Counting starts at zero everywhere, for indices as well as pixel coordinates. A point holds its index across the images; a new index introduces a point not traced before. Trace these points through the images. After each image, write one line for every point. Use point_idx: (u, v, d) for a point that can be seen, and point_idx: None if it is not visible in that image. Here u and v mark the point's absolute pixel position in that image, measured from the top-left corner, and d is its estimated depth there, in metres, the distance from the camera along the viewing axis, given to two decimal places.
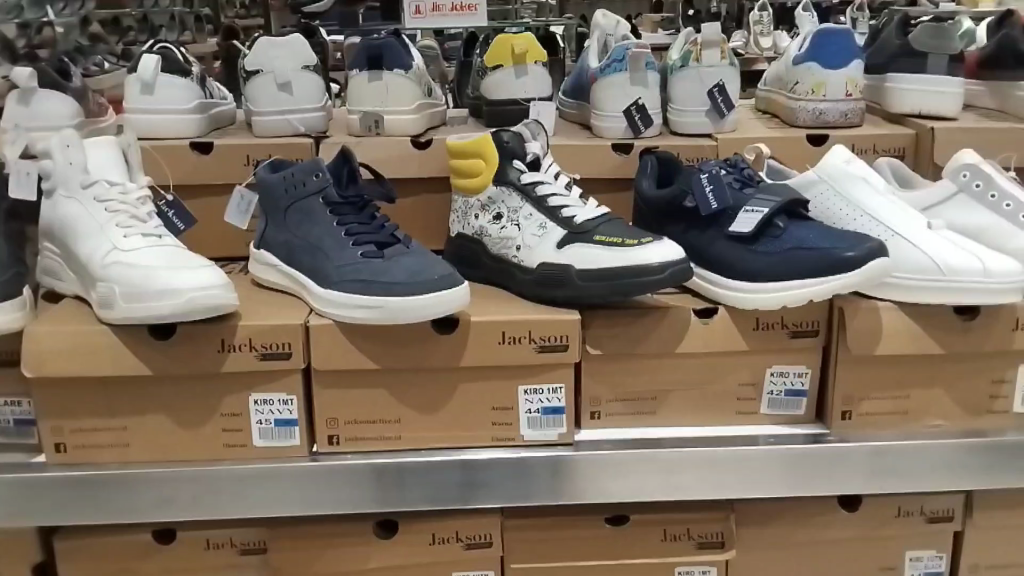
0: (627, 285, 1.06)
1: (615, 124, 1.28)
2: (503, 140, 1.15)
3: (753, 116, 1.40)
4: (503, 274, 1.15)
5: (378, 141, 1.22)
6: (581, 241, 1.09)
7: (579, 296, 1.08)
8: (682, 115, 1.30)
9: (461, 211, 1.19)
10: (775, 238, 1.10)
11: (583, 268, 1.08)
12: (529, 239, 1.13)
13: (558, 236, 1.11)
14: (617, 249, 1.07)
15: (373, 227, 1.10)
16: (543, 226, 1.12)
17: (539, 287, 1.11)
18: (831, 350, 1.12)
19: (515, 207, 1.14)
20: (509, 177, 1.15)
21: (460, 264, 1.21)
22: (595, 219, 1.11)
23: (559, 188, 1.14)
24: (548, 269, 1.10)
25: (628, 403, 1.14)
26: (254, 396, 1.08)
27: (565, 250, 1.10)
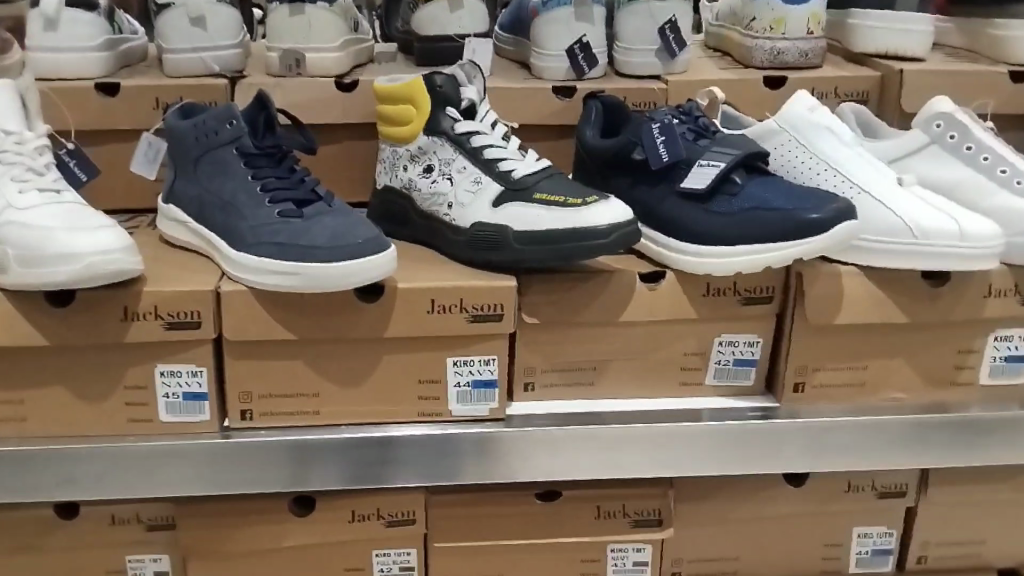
0: (568, 248, 0.97)
1: (556, 64, 1.21)
2: (434, 83, 1.05)
3: (704, 53, 1.31)
4: (435, 234, 1.07)
5: (297, 84, 1.14)
6: (520, 199, 1.00)
7: (515, 260, 0.99)
8: (630, 54, 1.21)
9: (390, 162, 1.10)
10: (732, 196, 1.00)
11: (521, 228, 0.98)
12: (463, 196, 1.04)
13: (494, 192, 1.02)
14: (558, 208, 0.98)
15: (291, 182, 0.99)
16: (478, 180, 1.03)
17: (471, 249, 1.02)
18: (786, 318, 1.04)
19: (447, 158, 1.05)
20: (442, 126, 1.05)
21: (387, 219, 1.12)
22: (535, 175, 1.02)
23: (495, 139, 1.04)
24: (481, 229, 1.01)
25: (565, 373, 1.07)
26: (160, 367, 1.00)
27: (502, 208, 1.00)
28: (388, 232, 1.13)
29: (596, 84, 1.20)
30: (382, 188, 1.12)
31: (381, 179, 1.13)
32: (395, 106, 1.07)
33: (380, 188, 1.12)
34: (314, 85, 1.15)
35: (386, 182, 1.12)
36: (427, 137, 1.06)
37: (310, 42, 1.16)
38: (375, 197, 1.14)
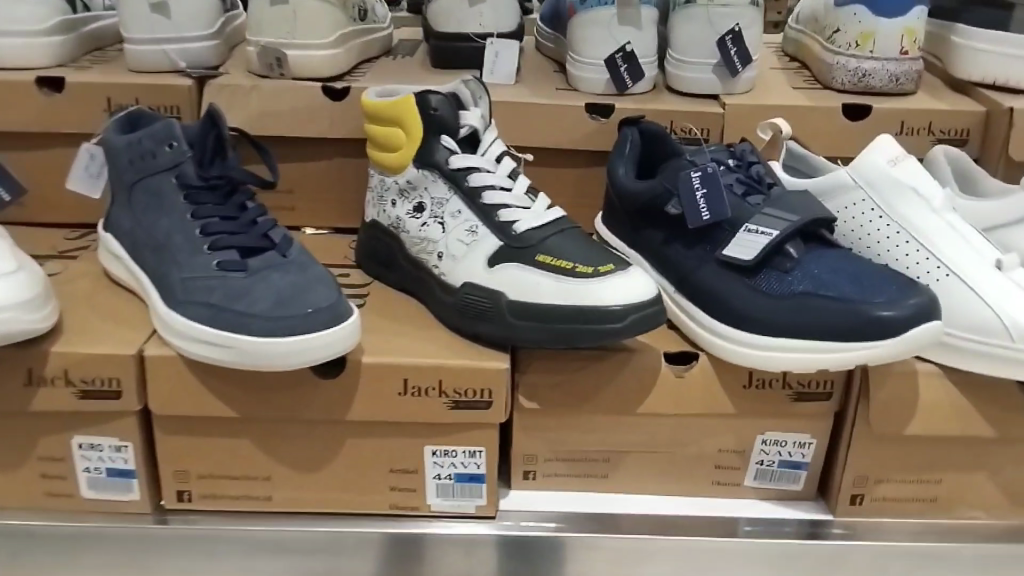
0: (569, 330, 0.77)
1: (594, 75, 1.02)
2: (428, 103, 0.86)
3: (779, 65, 1.11)
4: (424, 288, 0.88)
5: (276, 88, 0.97)
6: (519, 260, 0.81)
7: (506, 337, 0.80)
8: (686, 67, 1.01)
9: (380, 194, 0.92)
10: (783, 273, 0.79)
11: (516, 299, 0.79)
12: (455, 249, 0.85)
13: (491, 248, 0.83)
14: (561, 277, 0.78)
15: (238, 225, 0.82)
16: (473, 231, 0.84)
17: (458, 316, 0.83)
18: (845, 418, 0.84)
19: (440, 198, 0.87)
20: (436, 158, 0.86)
21: (376, 260, 0.94)
22: (542, 230, 0.82)
23: (497, 178, 0.85)
24: (471, 294, 0.82)
25: (575, 463, 0.89)
26: (77, 440, 0.85)
27: (497, 270, 0.81)
28: (377, 275, 0.95)
29: (639, 102, 1.00)
30: (371, 222, 0.94)
31: (370, 211, 0.94)
32: (385, 127, 0.88)
33: (369, 221, 0.94)
34: (299, 92, 0.97)
35: (375, 215, 0.93)
36: (418, 170, 0.87)
37: (297, 37, 0.97)
38: (364, 229, 0.95)
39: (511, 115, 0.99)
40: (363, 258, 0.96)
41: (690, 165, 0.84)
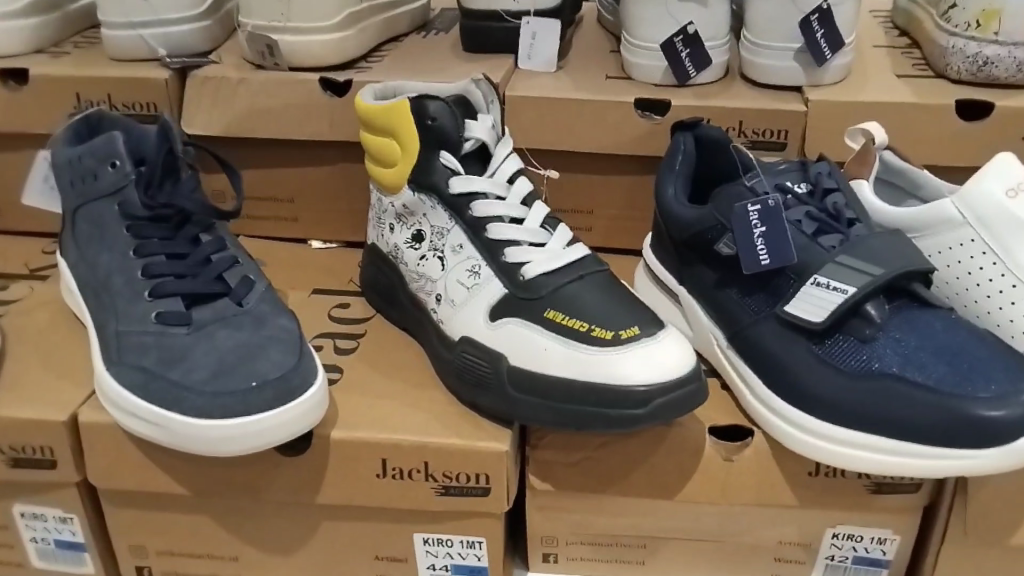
0: (578, 412, 0.61)
1: (651, 64, 0.86)
2: (424, 111, 0.70)
3: (880, 45, 0.93)
4: (425, 334, 0.73)
5: (264, 82, 0.82)
6: (526, 315, 0.65)
7: (508, 412, 0.64)
8: (762, 54, 0.84)
9: (378, 215, 0.77)
10: (862, 342, 0.61)
11: (519, 366, 0.64)
12: (456, 293, 0.69)
13: (495, 296, 0.67)
14: (575, 342, 0.62)
15: (188, 264, 0.68)
16: (477, 272, 0.68)
17: (456, 379, 0.68)
18: (937, 513, 0.67)
19: (441, 229, 0.71)
20: (434, 179, 0.70)
21: (376, 291, 0.79)
22: (557, 276, 0.66)
23: (508, 207, 0.69)
24: (469, 355, 0.66)
25: (601, 548, 0.73)
26: (16, 508, 0.72)
27: (500, 326, 0.66)
28: (379, 307, 0.79)
29: (703, 97, 0.84)
30: (372, 245, 0.79)
31: (370, 232, 0.79)
32: (382, 136, 0.72)
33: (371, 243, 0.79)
34: (294, 85, 0.82)
35: (375, 238, 0.78)
36: (414, 193, 0.72)
37: (293, 20, 0.81)
38: (365, 251, 0.80)
39: (549, 114, 0.83)
40: (364, 285, 0.81)
41: (749, 193, 0.67)
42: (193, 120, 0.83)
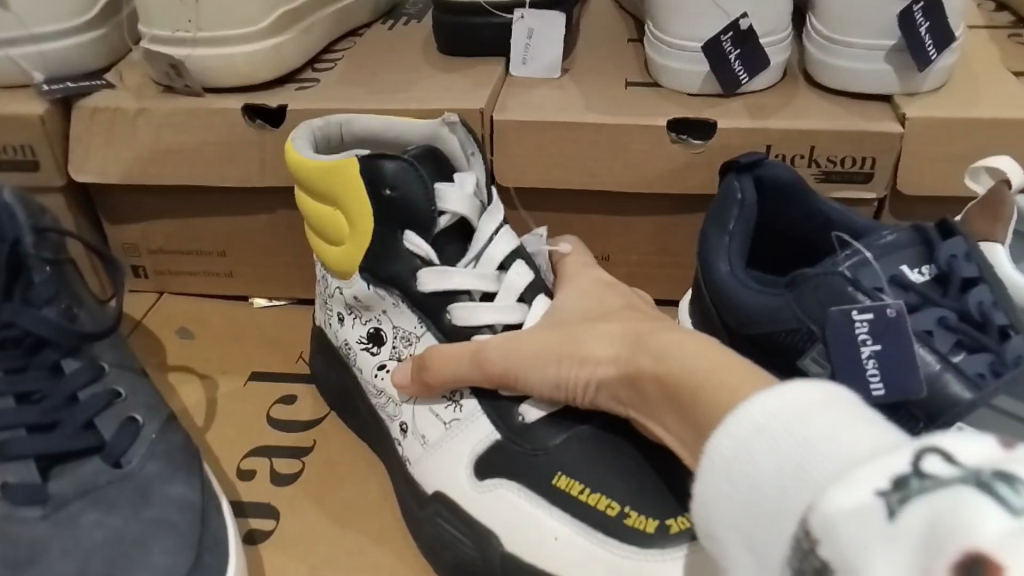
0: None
1: (688, 68, 0.66)
2: (380, 178, 0.49)
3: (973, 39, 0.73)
4: (389, 468, 0.54)
5: (175, 115, 0.61)
6: (527, 475, 0.46)
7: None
8: (841, 53, 0.64)
9: (324, 294, 0.57)
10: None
11: (514, 554, 0.45)
12: (429, 429, 0.50)
13: (486, 442, 0.48)
14: (596, 528, 0.44)
15: (48, 406, 0.49)
16: (455, 403, 0.50)
17: (428, 552, 0.49)
18: None
19: (408, 334, 0.52)
20: (397, 271, 0.50)
21: (327, 385, 0.60)
22: (568, 420, 0.47)
23: (502, 312, 0.49)
24: (447, 528, 0.48)
25: None
26: None
27: (490, 489, 0.47)
28: (332, 406, 0.60)
29: (757, 114, 0.64)
30: (320, 327, 0.59)
31: (318, 307, 0.60)
32: (322, 204, 0.51)
33: (320, 323, 0.59)
34: (207, 114, 0.61)
35: (324, 319, 0.58)
36: (371, 287, 0.52)
37: (204, 29, 0.60)
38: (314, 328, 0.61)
39: (555, 143, 0.63)
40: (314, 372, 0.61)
41: (854, 291, 0.49)
42: (84, 164, 0.63)
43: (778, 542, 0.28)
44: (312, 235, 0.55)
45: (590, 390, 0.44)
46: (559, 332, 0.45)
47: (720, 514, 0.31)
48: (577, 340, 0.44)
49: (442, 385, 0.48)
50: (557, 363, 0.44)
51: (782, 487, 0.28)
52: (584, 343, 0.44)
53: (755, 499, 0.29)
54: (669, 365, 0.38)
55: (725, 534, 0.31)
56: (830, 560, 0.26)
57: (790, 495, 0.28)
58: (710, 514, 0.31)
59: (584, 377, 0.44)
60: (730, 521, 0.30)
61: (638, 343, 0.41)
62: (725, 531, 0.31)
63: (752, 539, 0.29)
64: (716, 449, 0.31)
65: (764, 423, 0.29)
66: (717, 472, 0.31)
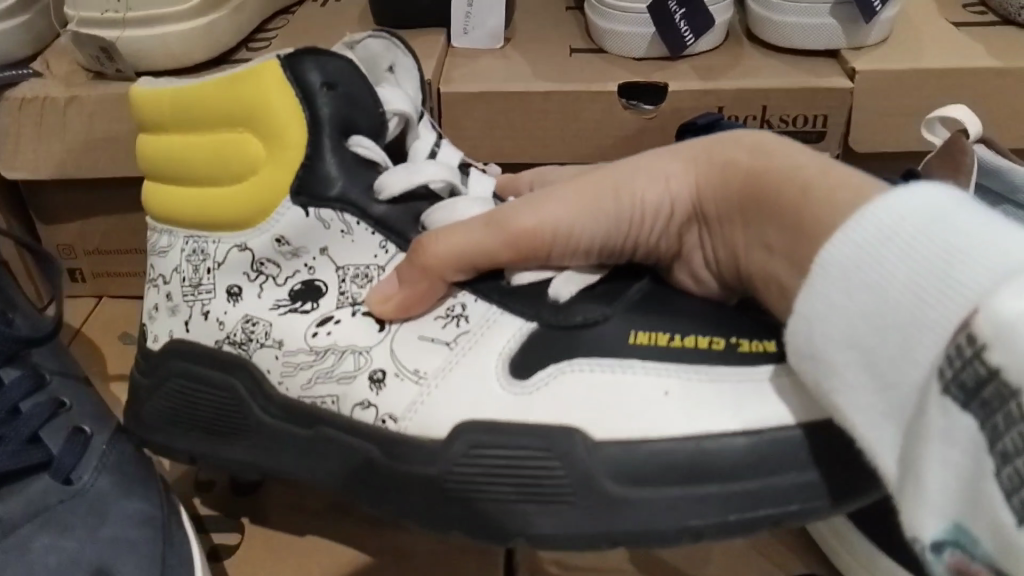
0: (758, 492, 0.37)
1: (634, 32, 0.64)
2: (309, 77, 0.42)
3: None
4: (336, 453, 0.43)
5: (107, 103, 0.58)
6: (591, 347, 0.40)
7: (613, 527, 0.38)
8: (778, 7, 0.63)
9: (192, 283, 0.46)
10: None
11: (621, 435, 0.38)
12: (422, 359, 0.42)
13: (519, 336, 0.41)
14: (705, 368, 0.39)
15: None
16: (457, 316, 0.42)
17: (471, 495, 0.40)
18: None
19: (365, 270, 0.43)
20: (348, 181, 0.43)
21: (179, 428, 0.47)
22: (606, 293, 0.41)
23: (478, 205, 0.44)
24: (500, 447, 0.39)
25: None
26: None
27: (547, 382, 0.40)
28: (190, 455, 0.48)
29: (707, 75, 0.62)
30: (165, 345, 0.47)
31: (159, 325, 0.48)
32: (222, 133, 0.43)
33: (168, 343, 0.47)
34: None
35: (179, 332, 0.47)
36: (310, 210, 0.43)
37: (135, 8, 0.58)
38: (140, 378, 0.49)
39: (503, 113, 0.61)
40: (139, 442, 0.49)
41: None
42: (14, 161, 0.60)
43: (920, 355, 0.29)
44: (193, 203, 0.45)
45: (662, 219, 0.39)
46: (595, 173, 0.40)
47: (835, 336, 0.32)
48: (630, 167, 0.40)
49: (443, 271, 0.40)
50: (612, 195, 0.39)
51: (925, 302, 0.29)
52: (642, 169, 0.40)
53: (886, 313, 0.30)
54: (757, 172, 0.36)
55: (845, 351, 0.32)
56: (996, 367, 0.26)
57: (932, 310, 0.29)
58: (819, 333, 0.33)
59: (656, 203, 0.39)
60: (854, 334, 0.31)
61: (717, 147, 0.38)
62: (838, 350, 0.32)
63: (881, 352, 0.30)
64: (830, 264, 0.32)
65: (892, 234, 0.31)
66: (833, 284, 0.32)
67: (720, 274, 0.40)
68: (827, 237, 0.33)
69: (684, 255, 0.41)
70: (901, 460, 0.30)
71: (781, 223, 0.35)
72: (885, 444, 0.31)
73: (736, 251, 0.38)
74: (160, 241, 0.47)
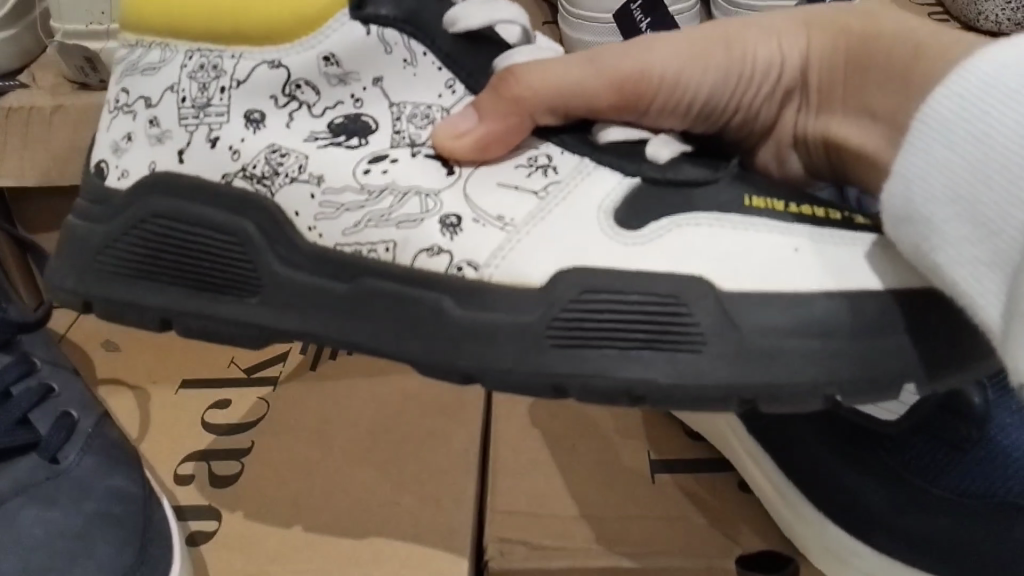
0: (879, 352, 0.38)
1: (602, 39, 0.67)
2: None
3: None
4: (388, 306, 0.41)
5: (91, 111, 0.61)
6: (708, 204, 0.41)
7: (740, 382, 0.38)
8: (745, 16, 0.66)
9: (198, 104, 0.43)
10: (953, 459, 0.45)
11: (747, 288, 0.39)
12: (508, 206, 0.41)
13: (622, 188, 0.41)
14: (826, 230, 0.40)
15: None
16: (545, 165, 0.42)
17: (589, 340, 0.39)
18: None
19: (426, 109, 0.43)
20: (410, 4, 0.43)
21: (154, 280, 0.44)
22: (701, 161, 0.42)
23: (541, 50, 0.44)
24: (624, 291, 0.39)
25: None
26: None
27: (663, 233, 0.40)
28: (161, 316, 0.44)
29: None
30: (147, 179, 0.44)
31: (131, 157, 0.45)
32: None
33: (148, 176, 0.44)
34: None
35: (166, 163, 0.44)
36: (372, 28, 0.42)
37: (118, 19, 0.60)
38: (98, 227, 0.45)
39: None
40: (80, 302, 0.45)
41: None
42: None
43: None
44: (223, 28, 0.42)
45: (769, 79, 0.44)
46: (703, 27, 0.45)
47: (938, 190, 0.35)
48: (740, 26, 0.44)
49: (534, 100, 0.41)
50: (726, 50, 0.44)
51: None
52: (752, 30, 0.44)
53: (991, 149, 0.33)
54: (860, 31, 0.41)
55: (946, 207, 0.35)
56: None
57: None
58: (920, 191, 0.36)
59: (767, 60, 0.44)
60: (958, 183, 0.34)
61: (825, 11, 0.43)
62: (938, 205, 0.35)
63: (982, 193, 0.34)
64: (932, 119, 0.36)
65: (993, 78, 0.34)
66: (935, 138, 0.35)
67: (811, 150, 0.46)
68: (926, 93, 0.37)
69: (777, 130, 0.46)
70: (1006, 300, 0.33)
71: (884, 81, 0.40)
72: (988, 293, 0.34)
73: (834, 116, 0.44)
74: (149, 57, 0.44)
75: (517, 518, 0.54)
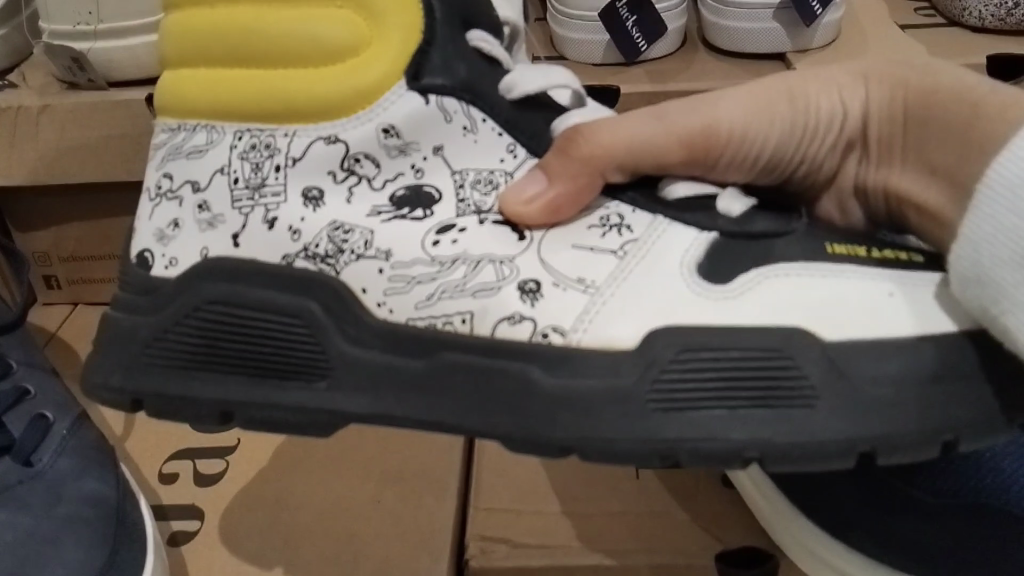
0: (940, 399, 0.38)
1: (589, 38, 0.67)
2: None
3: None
4: (471, 381, 0.40)
5: (75, 110, 0.62)
6: (791, 253, 0.41)
7: (863, 434, 0.38)
8: (728, 13, 0.65)
9: (252, 185, 0.42)
10: (930, 464, 0.45)
11: (848, 338, 0.39)
12: (587, 268, 0.41)
13: (701, 243, 0.41)
14: (913, 274, 0.40)
15: None
16: (618, 225, 0.42)
17: (693, 404, 0.39)
18: None
19: (490, 174, 0.42)
20: (463, 74, 0.42)
21: (212, 372, 0.42)
22: (773, 211, 0.42)
23: (597, 113, 0.44)
24: (722, 350, 0.39)
25: None
26: None
27: (751, 286, 0.40)
28: (221, 410, 0.42)
29: (657, 77, 0.65)
30: (198, 266, 0.42)
31: (178, 244, 0.43)
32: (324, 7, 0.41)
33: (200, 263, 0.42)
34: (113, 107, 0.61)
35: (221, 249, 0.42)
36: (431, 97, 0.41)
37: (105, 20, 0.60)
38: (144, 320, 0.43)
39: None
40: (129, 402, 0.43)
41: None
42: None
43: None
44: (271, 103, 0.41)
45: (832, 131, 0.43)
46: (763, 82, 0.44)
47: (1003, 254, 0.35)
48: (801, 79, 0.44)
49: (603, 160, 0.41)
50: (789, 101, 0.43)
51: None
52: (815, 82, 0.44)
53: None
54: (917, 88, 0.41)
55: (1011, 274, 0.35)
56: None
57: None
58: (987, 254, 0.36)
59: (829, 112, 0.43)
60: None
61: (886, 65, 0.43)
62: (1006, 270, 0.35)
63: None
64: (1000, 182, 0.35)
65: None
66: (1002, 203, 0.35)
67: (871, 202, 0.45)
68: (995, 149, 0.37)
69: (837, 181, 0.45)
70: None
71: (942, 140, 0.40)
72: None
73: (895, 170, 0.43)
74: (195, 139, 0.43)
75: (500, 515, 0.54)
